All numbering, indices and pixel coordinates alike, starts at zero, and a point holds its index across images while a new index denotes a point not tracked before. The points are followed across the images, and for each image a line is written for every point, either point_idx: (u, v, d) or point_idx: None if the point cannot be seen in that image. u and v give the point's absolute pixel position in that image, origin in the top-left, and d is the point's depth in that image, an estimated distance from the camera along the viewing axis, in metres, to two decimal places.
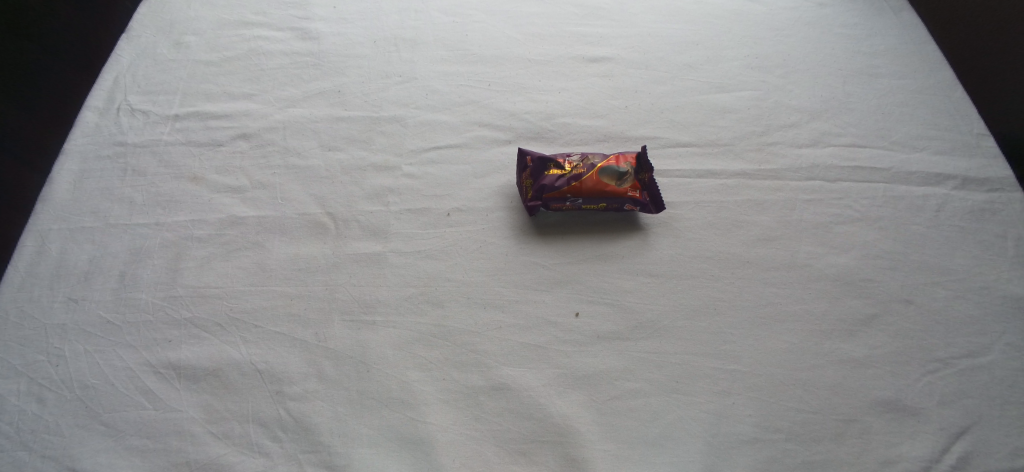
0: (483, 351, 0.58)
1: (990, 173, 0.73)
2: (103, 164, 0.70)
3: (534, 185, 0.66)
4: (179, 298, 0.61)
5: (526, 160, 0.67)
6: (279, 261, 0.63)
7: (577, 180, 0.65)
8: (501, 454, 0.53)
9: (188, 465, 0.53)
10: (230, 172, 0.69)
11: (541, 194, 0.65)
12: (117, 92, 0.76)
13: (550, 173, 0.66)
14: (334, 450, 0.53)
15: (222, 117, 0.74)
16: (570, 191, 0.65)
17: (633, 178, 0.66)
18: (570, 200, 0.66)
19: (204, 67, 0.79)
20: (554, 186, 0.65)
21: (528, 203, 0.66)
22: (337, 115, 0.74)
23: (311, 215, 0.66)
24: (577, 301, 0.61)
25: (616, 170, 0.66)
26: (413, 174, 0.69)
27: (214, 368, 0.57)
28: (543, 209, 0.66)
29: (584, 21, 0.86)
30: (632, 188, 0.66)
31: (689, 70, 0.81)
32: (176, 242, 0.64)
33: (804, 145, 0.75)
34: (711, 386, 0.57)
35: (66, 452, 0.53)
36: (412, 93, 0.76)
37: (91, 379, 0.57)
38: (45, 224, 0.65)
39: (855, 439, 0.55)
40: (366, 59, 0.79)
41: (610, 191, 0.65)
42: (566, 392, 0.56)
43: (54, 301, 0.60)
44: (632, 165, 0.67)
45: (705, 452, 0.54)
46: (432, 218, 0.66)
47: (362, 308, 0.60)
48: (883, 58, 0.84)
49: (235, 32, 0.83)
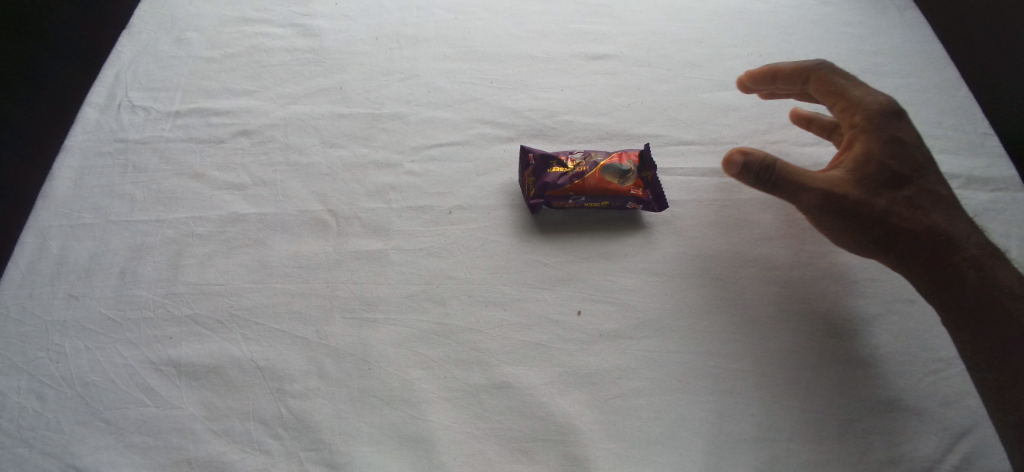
0: (484, 349, 0.58)
1: (994, 173, 0.72)
2: (104, 161, 0.69)
3: (536, 183, 0.66)
4: (179, 295, 0.61)
5: (528, 158, 0.67)
6: (280, 258, 0.63)
7: (580, 178, 0.65)
8: (502, 452, 0.54)
9: (188, 462, 0.53)
10: (231, 169, 0.69)
11: (543, 192, 0.65)
12: (118, 88, 0.74)
13: (553, 170, 0.66)
14: (335, 447, 0.54)
15: (222, 114, 0.73)
16: (572, 189, 0.65)
17: (636, 176, 0.66)
18: (572, 198, 0.66)
19: (205, 64, 0.77)
20: (556, 184, 0.65)
21: (530, 201, 0.65)
22: (338, 112, 0.74)
23: (312, 212, 0.66)
24: (579, 299, 0.61)
25: (619, 168, 0.66)
26: (414, 171, 0.69)
27: (215, 366, 0.57)
28: (545, 207, 0.66)
29: (586, 19, 0.85)
30: (634, 186, 0.66)
31: (691, 68, 0.81)
32: (177, 239, 0.64)
33: (808, 144, 0.74)
34: (713, 385, 0.57)
35: (67, 449, 0.54)
36: (413, 90, 0.76)
37: (91, 376, 0.57)
38: (45, 221, 0.65)
39: (857, 439, 0.55)
40: (367, 55, 0.78)
41: (612, 189, 0.65)
42: (567, 391, 0.56)
43: (54, 297, 0.60)
44: (635, 163, 0.67)
45: (706, 451, 0.54)
46: (434, 216, 0.66)
47: (364, 305, 0.60)
48: (890, 55, 0.84)
49: (236, 29, 0.81)
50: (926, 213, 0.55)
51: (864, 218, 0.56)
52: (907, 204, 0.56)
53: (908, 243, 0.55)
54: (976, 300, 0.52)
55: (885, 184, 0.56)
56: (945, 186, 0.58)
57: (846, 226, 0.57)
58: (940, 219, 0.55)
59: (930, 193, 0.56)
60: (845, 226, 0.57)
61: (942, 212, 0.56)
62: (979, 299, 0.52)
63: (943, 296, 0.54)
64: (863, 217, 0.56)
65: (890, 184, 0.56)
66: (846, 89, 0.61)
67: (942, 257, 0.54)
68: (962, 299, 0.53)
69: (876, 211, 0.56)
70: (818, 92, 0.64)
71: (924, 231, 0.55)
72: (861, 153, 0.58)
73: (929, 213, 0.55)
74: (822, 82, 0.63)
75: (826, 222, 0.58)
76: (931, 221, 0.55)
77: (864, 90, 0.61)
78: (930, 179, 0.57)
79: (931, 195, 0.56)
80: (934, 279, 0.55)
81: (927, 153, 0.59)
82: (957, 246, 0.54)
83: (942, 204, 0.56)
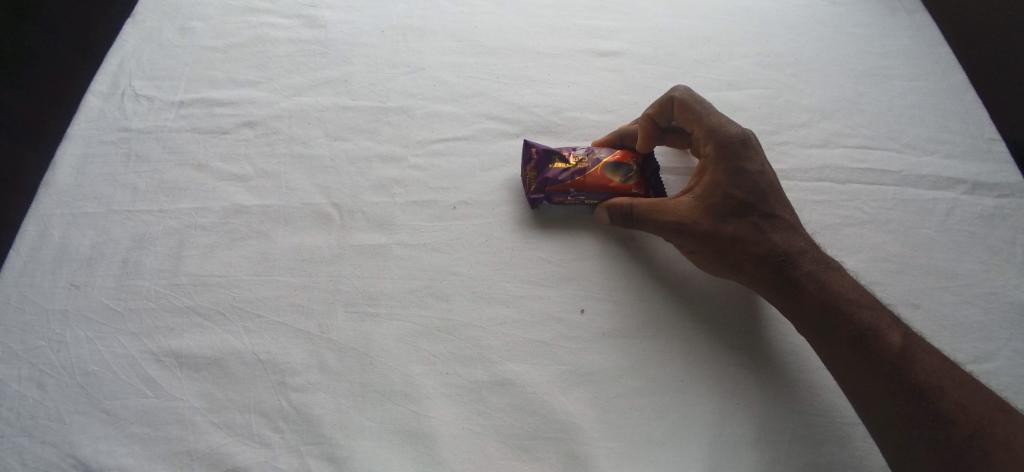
0: (487, 346, 0.58)
1: (1001, 178, 0.72)
2: (106, 150, 0.69)
3: (537, 178, 0.65)
4: (181, 287, 0.60)
5: (530, 153, 0.66)
6: (283, 251, 0.62)
7: (581, 174, 0.63)
8: (504, 450, 0.53)
9: (188, 454, 0.53)
10: (233, 159, 0.69)
11: (544, 187, 0.64)
12: (121, 76, 0.74)
13: (554, 166, 0.64)
14: (335, 442, 0.53)
15: (226, 105, 0.73)
16: (573, 185, 0.63)
17: (638, 175, 0.65)
18: (573, 194, 0.64)
19: (209, 53, 0.77)
20: (557, 179, 0.63)
21: (531, 196, 0.64)
22: (343, 104, 0.73)
23: (315, 205, 0.65)
24: (583, 297, 0.61)
25: (621, 166, 0.64)
26: (418, 165, 0.69)
27: (216, 357, 0.57)
28: (545, 202, 0.65)
29: (594, 14, 0.84)
30: (636, 185, 0.64)
31: (698, 67, 0.80)
32: (179, 230, 0.64)
33: (814, 145, 0.74)
34: (716, 386, 0.57)
35: (67, 439, 0.54)
36: (419, 83, 0.75)
37: (92, 366, 0.57)
38: (46, 209, 0.64)
39: (859, 443, 0.55)
40: (372, 48, 0.77)
41: (613, 186, 0.64)
42: (570, 389, 0.56)
43: (55, 286, 0.60)
44: (638, 161, 0.65)
45: (707, 453, 0.54)
46: (438, 211, 0.65)
47: (366, 299, 0.60)
48: (901, 55, 0.82)
49: (241, 18, 0.80)
50: (770, 236, 0.57)
51: (708, 244, 0.58)
52: (753, 231, 0.57)
53: (751, 262, 0.57)
54: (826, 311, 0.53)
55: (724, 214, 0.58)
56: (791, 212, 0.59)
57: (704, 253, 0.58)
58: (782, 240, 0.57)
59: (775, 220, 0.58)
60: (700, 250, 0.59)
61: (785, 234, 0.57)
62: (835, 313, 0.53)
63: (795, 311, 0.55)
64: (723, 243, 0.57)
65: (740, 215, 0.57)
66: (701, 119, 0.61)
67: (786, 273, 0.55)
68: (811, 309, 0.54)
69: (726, 239, 0.57)
70: (682, 120, 0.63)
71: (763, 254, 0.56)
72: (709, 187, 0.59)
73: (771, 236, 0.57)
74: (683, 111, 0.62)
75: (686, 249, 0.59)
76: (777, 244, 0.56)
77: (721, 119, 0.60)
78: (774, 207, 0.58)
79: (776, 221, 0.58)
80: (784, 293, 0.56)
81: (771, 180, 0.59)
82: (794, 265, 0.55)
83: (787, 227, 0.57)
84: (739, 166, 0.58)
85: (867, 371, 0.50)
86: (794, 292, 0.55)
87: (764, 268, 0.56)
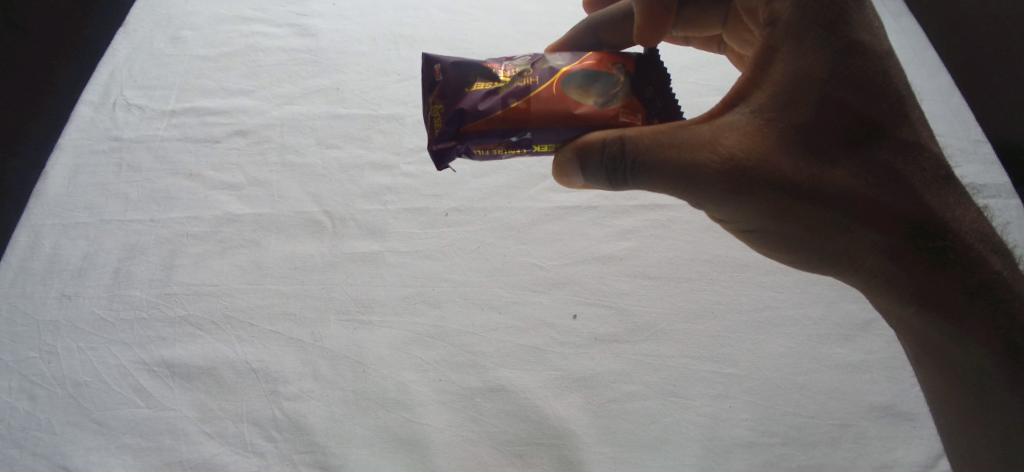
0: (480, 352, 0.58)
1: (988, 179, 0.72)
2: (97, 160, 0.69)
3: (446, 113, 0.45)
4: (173, 296, 0.60)
5: (434, 72, 0.47)
6: (276, 259, 0.62)
7: (522, 100, 0.44)
8: (496, 455, 0.54)
9: (180, 464, 0.53)
10: (226, 169, 0.69)
11: (460, 126, 0.45)
12: (113, 86, 0.74)
13: (474, 89, 0.46)
14: (328, 450, 0.54)
15: (218, 114, 0.73)
16: (508, 115, 0.44)
17: (627, 91, 0.46)
18: (507, 133, 0.45)
19: (201, 62, 0.77)
20: (479, 110, 0.44)
21: (439, 141, 0.45)
22: (335, 113, 0.73)
23: (308, 213, 0.66)
24: (575, 303, 0.61)
25: (597, 79, 0.46)
26: (411, 173, 0.69)
27: (209, 367, 0.57)
28: (460, 153, 0.46)
29: None
30: (624, 108, 0.46)
31: (687, 73, 0.78)
32: (171, 239, 0.64)
33: None
34: (708, 389, 0.57)
35: (57, 451, 0.53)
36: (411, 91, 0.75)
37: (82, 376, 0.56)
38: (37, 219, 0.64)
39: (851, 444, 0.56)
40: (364, 56, 0.78)
41: (580, 112, 0.45)
42: (560, 394, 0.57)
43: (46, 297, 0.60)
44: (625, 68, 0.47)
45: (701, 456, 0.55)
46: (431, 218, 0.65)
47: (359, 307, 0.60)
48: None
49: (232, 28, 0.80)
50: (905, 193, 0.44)
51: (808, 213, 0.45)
52: (867, 176, 0.44)
53: (864, 228, 0.44)
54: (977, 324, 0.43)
55: (812, 145, 0.43)
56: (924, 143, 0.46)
57: (787, 218, 0.46)
58: (918, 195, 0.44)
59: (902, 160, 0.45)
60: (788, 217, 0.46)
61: (924, 187, 0.45)
62: (974, 307, 0.43)
63: (925, 319, 0.45)
64: (814, 195, 0.44)
65: (844, 148, 0.44)
66: None
67: (922, 246, 0.44)
68: (950, 307, 0.44)
69: (834, 197, 0.44)
70: None
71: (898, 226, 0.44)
72: (781, 97, 0.44)
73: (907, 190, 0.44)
74: None
75: (755, 207, 0.46)
76: (912, 202, 0.44)
77: None
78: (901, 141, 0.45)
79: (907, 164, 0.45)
80: (925, 297, 0.44)
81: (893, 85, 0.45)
82: (939, 248, 0.44)
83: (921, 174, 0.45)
84: (841, 59, 0.43)
85: (1003, 387, 0.43)
86: (924, 277, 0.44)
87: (890, 253, 0.44)
